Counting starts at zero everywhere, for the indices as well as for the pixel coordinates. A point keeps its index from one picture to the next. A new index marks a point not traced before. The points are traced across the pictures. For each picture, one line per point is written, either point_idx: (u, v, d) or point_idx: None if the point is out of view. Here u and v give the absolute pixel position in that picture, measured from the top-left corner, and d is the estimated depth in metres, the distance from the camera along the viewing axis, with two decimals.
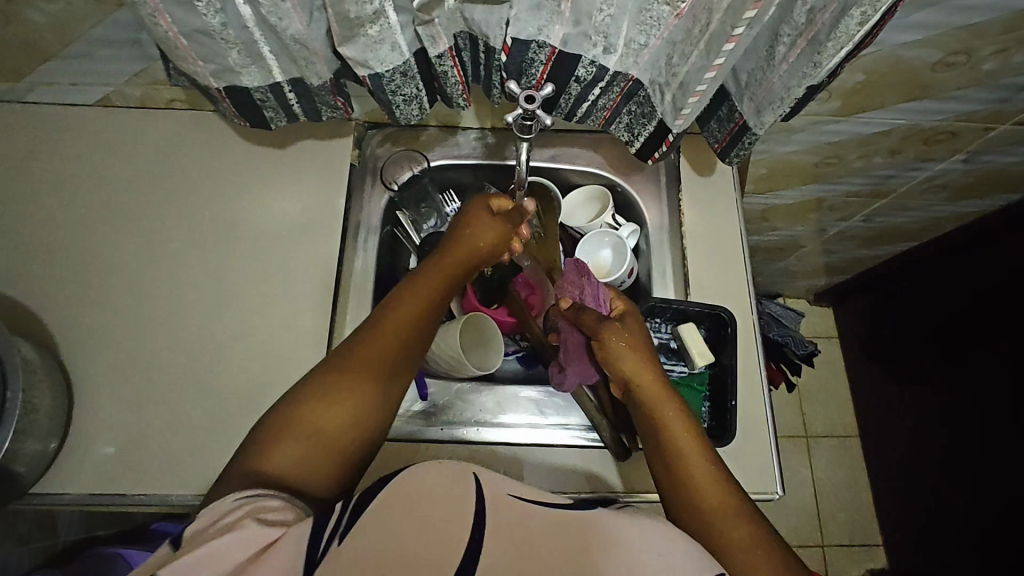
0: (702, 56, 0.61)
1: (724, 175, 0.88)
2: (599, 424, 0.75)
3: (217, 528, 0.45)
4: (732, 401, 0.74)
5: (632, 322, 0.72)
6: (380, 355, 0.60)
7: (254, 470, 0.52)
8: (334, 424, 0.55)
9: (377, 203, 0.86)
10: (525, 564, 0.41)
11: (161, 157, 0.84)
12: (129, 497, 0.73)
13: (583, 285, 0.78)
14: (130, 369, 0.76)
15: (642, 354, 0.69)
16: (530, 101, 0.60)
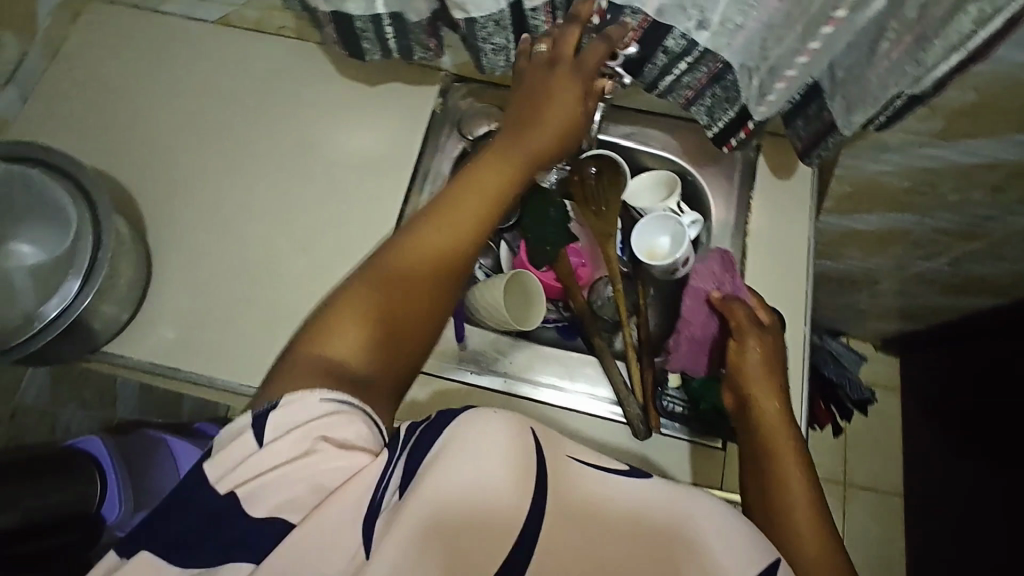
0: (797, 40, 0.62)
1: (802, 180, 0.85)
2: (625, 399, 0.76)
3: (291, 440, 0.49)
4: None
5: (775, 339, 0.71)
6: (437, 253, 0.60)
7: (316, 362, 0.55)
8: (386, 311, 0.57)
9: (451, 150, 0.89)
10: (592, 520, 0.46)
11: (263, 78, 0.91)
12: (182, 373, 0.80)
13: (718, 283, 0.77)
14: (206, 263, 0.83)
15: (776, 372, 0.68)
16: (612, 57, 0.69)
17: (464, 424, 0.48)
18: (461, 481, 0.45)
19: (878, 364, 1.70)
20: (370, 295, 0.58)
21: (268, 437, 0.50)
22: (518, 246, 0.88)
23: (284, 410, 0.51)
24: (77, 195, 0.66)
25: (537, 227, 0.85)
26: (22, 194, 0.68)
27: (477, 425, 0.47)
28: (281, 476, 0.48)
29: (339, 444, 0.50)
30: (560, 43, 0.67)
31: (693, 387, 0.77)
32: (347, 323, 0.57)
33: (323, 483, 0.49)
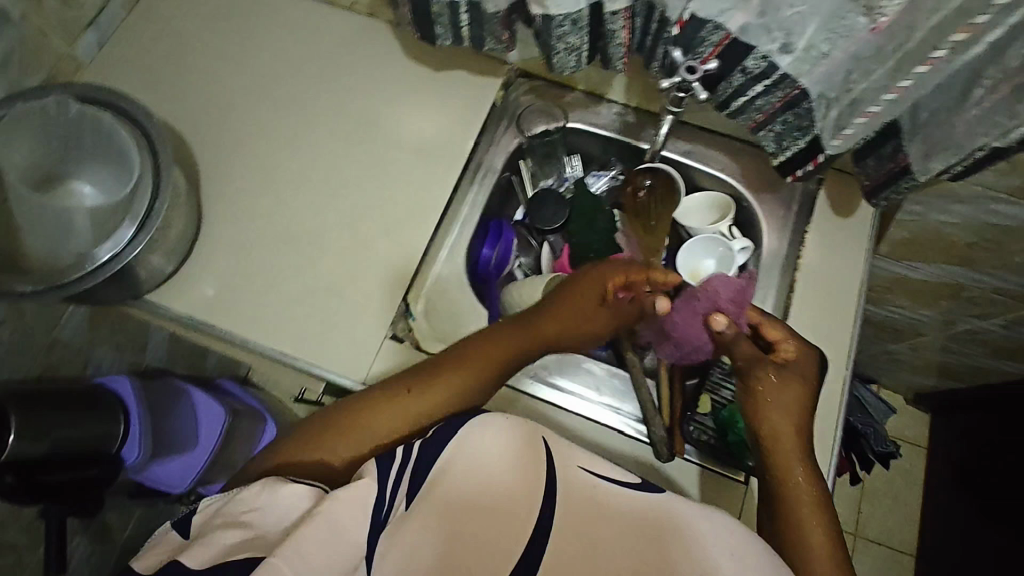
0: (886, 74, 0.61)
1: (862, 220, 0.83)
2: (651, 419, 0.73)
3: (225, 517, 0.54)
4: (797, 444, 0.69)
5: (801, 373, 0.66)
6: (427, 406, 0.66)
7: (279, 462, 0.63)
8: (356, 442, 0.64)
9: (506, 144, 0.88)
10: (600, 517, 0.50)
11: (331, 51, 0.91)
12: (216, 330, 0.81)
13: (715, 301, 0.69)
14: (253, 227, 0.84)
15: (796, 408, 0.66)
16: (691, 72, 0.65)
17: (465, 430, 0.54)
18: (473, 477, 0.51)
19: (907, 418, 1.64)
20: (349, 416, 0.65)
21: (207, 528, 0.55)
22: (560, 249, 0.87)
23: (215, 507, 0.56)
24: (143, 143, 0.68)
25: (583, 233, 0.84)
26: (92, 135, 0.69)
27: (485, 435, 0.53)
28: (234, 540, 0.52)
29: (271, 483, 0.55)
30: (605, 277, 0.70)
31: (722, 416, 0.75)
32: (332, 441, 0.63)
33: (282, 521, 0.53)
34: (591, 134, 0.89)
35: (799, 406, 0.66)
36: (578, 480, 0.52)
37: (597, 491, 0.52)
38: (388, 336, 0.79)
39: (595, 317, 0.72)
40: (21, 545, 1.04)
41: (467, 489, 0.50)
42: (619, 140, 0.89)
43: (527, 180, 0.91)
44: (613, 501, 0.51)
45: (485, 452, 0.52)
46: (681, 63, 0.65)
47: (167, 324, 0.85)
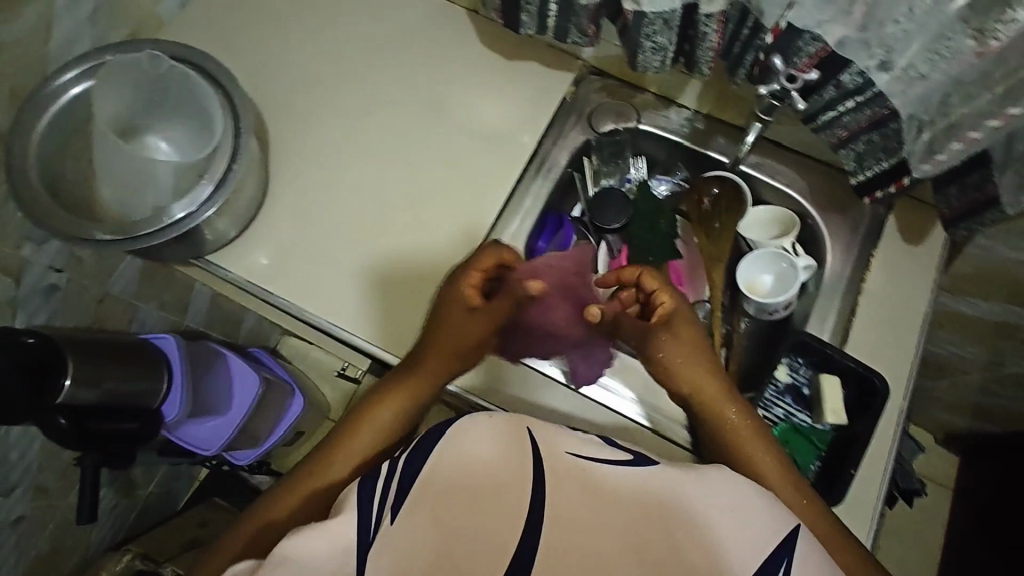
0: (993, 101, 0.58)
1: (931, 250, 0.81)
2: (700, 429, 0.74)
3: None
4: (851, 470, 0.68)
5: (684, 323, 0.68)
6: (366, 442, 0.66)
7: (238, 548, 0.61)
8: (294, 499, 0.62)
9: (572, 141, 0.88)
10: (602, 500, 0.48)
11: (406, 31, 0.91)
12: (272, 297, 0.82)
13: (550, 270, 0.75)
14: (316, 199, 0.85)
15: (698, 356, 0.69)
16: (791, 81, 0.65)
17: (454, 431, 0.51)
18: (463, 471, 0.49)
19: (936, 458, 1.61)
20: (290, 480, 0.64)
21: None
22: (617, 250, 0.86)
23: None
24: (225, 103, 0.69)
25: (643, 236, 0.84)
26: (178, 94, 0.71)
27: (465, 428, 0.51)
28: None
29: None
30: (459, 286, 0.71)
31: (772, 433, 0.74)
32: (289, 498, 0.63)
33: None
34: (659, 139, 0.89)
35: (698, 351, 0.69)
36: (571, 464, 0.50)
37: (586, 469, 0.50)
38: None
39: (471, 325, 0.70)
40: (53, 490, 1.05)
41: (455, 478, 0.49)
42: (687, 146, 0.88)
43: (589, 176, 0.90)
44: (604, 476, 0.50)
45: (472, 450, 0.50)
46: (781, 71, 0.65)
47: (222, 285, 0.86)
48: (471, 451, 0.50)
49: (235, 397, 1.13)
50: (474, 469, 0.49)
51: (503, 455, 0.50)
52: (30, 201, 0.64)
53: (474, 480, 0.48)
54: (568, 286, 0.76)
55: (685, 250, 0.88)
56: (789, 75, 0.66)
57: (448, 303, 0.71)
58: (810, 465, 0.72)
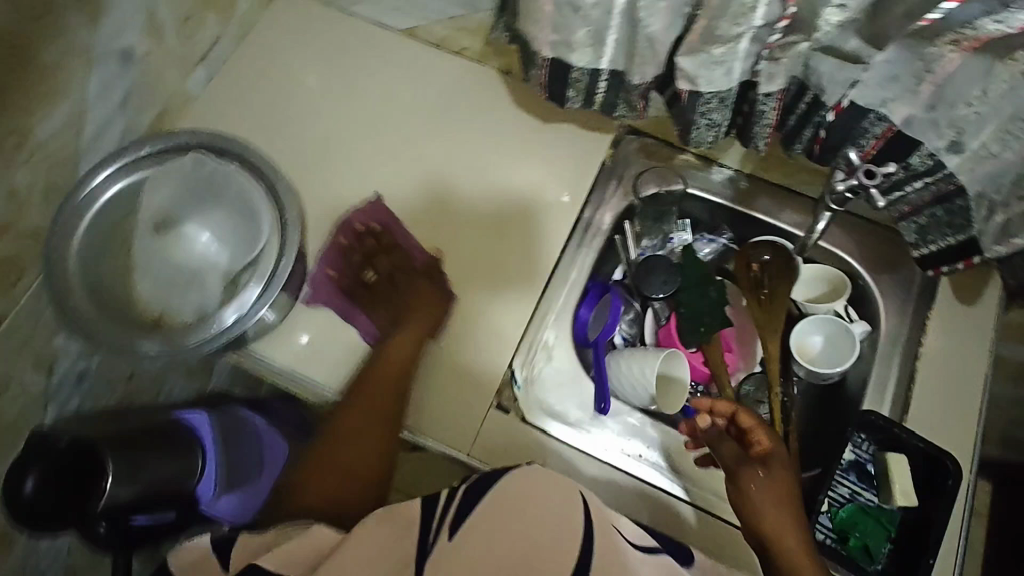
0: None
1: (986, 310, 0.79)
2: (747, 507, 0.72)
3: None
4: (930, 559, 0.65)
5: (779, 467, 0.67)
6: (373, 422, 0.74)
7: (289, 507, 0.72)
8: (335, 487, 0.72)
9: (613, 205, 0.86)
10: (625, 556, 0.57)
11: (437, 96, 0.90)
12: (316, 387, 0.78)
13: (353, 228, 0.82)
14: (353, 275, 0.82)
15: (787, 508, 0.65)
16: (869, 174, 0.60)
17: (515, 476, 0.60)
18: (517, 502, 0.58)
19: None
20: (333, 460, 0.74)
21: None
22: (665, 317, 0.85)
23: None
24: (270, 200, 0.68)
25: (693, 302, 0.81)
26: (220, 188, 0.70)
27: (533, 472, 0.61)
28: None
29: None
30: (346, 248, 0.82)
31: (840, 517, 0.70)
32: (328, 473, 0.74)
33: None
34: (701, 201, 0.87)
35: (791, 503, 0.65)
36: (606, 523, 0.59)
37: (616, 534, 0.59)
38: (492, 407, 0.76)
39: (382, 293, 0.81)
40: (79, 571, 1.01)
41: (510, 506, 0.58)
42: (731, 208, 0.86)
43: (631, 239, 0.86)
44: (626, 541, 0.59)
45: (529, 489, 0.59)
46: (858, 163, 0.60)
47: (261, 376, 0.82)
48: (529, 491, 0.59)
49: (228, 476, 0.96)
50: (526, 504, 0.58)
51: (555, 500, 0.59)
52: (72, 314, 0.62)
53: (529, 510, 0.57)
54: (387, 223, 0.83)
55: (736, 315, 0.84)
56: (866, 168, 0.60)
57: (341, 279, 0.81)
58: (881, 549, 0.69)
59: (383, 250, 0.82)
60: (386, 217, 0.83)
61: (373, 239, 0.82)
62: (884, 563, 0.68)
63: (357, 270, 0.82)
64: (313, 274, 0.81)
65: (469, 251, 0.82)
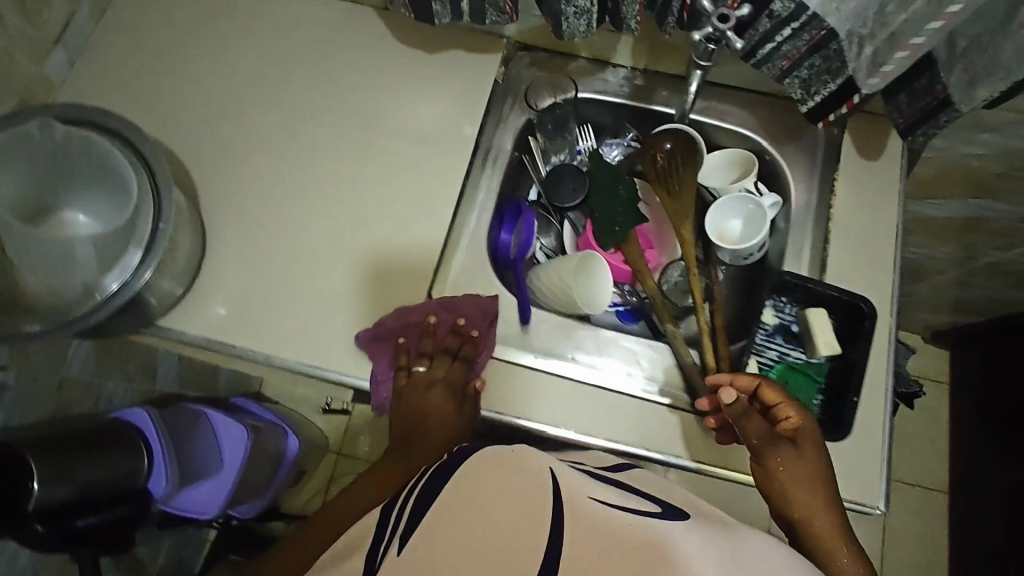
0: (931, 3, 0.57)
1: (891, 161, 0.80)
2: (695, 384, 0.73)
3: None
4: (853, 395, 0.68)
5: (808, 440, 0.65)
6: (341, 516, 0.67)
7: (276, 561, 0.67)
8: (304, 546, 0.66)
9: (514, 124, 0.85)
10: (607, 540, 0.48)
11: (317, 42, 0.86)
12: (239, 348, 0.75)
13: (397, 338, 0.76)
14: (256, 238, 0.79)
15: (818, 479, 0.65)
16: (723, 20, 0.62)
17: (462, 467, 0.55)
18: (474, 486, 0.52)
19: (927, 357, 1.63)
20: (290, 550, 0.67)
21: None
22: (582, 226, 0.85)
23: None
24: (137, 165, 0.64)
25: (604, 205, 0.81)
26: (78, 157, 0.64)
27: (486, 459, 0.55)
28: None
29: None
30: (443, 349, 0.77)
31: (768, 375, 0.73)
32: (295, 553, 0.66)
33: None
34: (599, 104, 0.86)
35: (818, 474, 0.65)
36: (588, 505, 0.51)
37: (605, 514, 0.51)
38: None
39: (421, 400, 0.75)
40: None
41: (474, 493, 0.51)
42: (631, 106, 0.85)
43: (539, 156, 0.88)
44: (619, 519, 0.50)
45: (483, 473, 0.53)
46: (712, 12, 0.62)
47: (184, 351, 0.79)
48: (483, 477, 0.53)
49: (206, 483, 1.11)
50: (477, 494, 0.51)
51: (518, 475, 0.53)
52: None
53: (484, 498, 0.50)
54: (483, 340, 0.76)
55: (651, 211, 0.87)
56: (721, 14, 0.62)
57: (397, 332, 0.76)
58: (813, 400, 0.71)
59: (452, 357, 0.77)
60: (482, 325, 0.77)
61: (450, 349, 0.77)
62: (818, 411, 0.70)
63: (410, 373, 0.77)
64: (382, 342, 0.76)
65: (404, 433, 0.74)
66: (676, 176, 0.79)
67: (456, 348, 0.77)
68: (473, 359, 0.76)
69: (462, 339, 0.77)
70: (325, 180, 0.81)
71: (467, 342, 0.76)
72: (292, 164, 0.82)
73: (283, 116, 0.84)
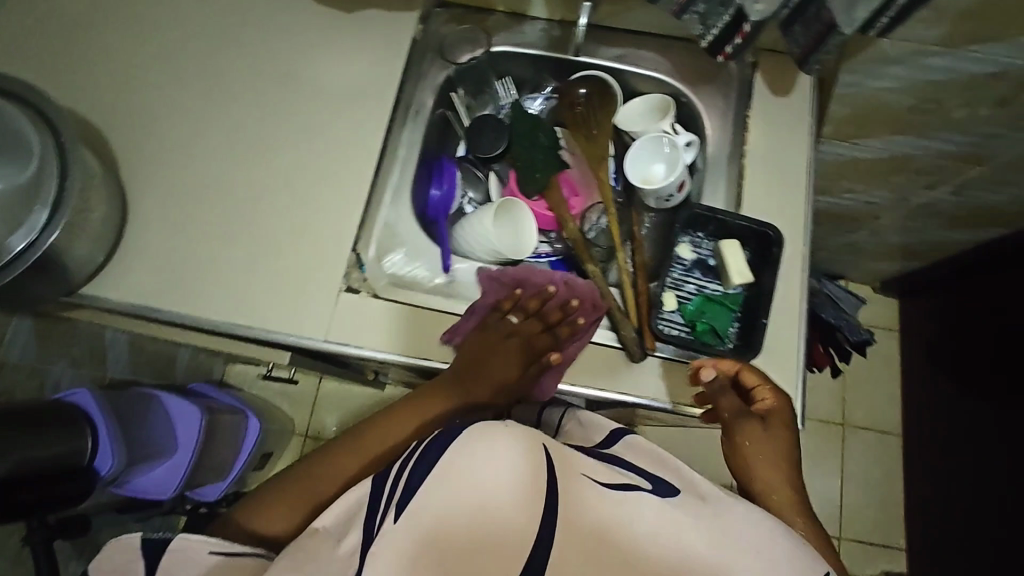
0: None
1: (801, 97, 0.82)
2: (621, 324, 0.74)
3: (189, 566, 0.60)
4: (762, 318, 0.71)
5: (778, 422, 0.70)
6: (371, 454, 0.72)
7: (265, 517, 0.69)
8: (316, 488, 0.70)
9: (434, 79, 0.86)
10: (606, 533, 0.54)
11: (233, 9, 0.86)
12: (162, 312, 0.75)
13: (513, 288, 0.75)
14: (176, 203, 0.78)
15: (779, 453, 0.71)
16: None
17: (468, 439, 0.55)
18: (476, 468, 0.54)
19: (878, 306, 1.67)
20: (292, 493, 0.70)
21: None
22: (507, 177, 0.87)
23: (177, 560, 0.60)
24: (40, 126, 0.64)
25: (524, 155, 0.84)
26: None
27: (488, 436, 0.56)
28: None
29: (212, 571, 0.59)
30: (550, 307, 0.75)
31: (687, 309, 0.75)
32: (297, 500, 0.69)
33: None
34: (518, 57, 0.87)
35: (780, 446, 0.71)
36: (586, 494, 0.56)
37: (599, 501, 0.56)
38: (343, 290, 0.75)
39: (499, 344, 0.73)
40: None
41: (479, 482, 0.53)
42: (548, 56, 0.86)
43: (463, 111, 0.90)
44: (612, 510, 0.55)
45: (489, 458, 0.55)
46: None
47: (112, 320, 0.79)
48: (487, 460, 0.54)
49: (146, 474, 1.12)
50: (481, 481, 0.53)
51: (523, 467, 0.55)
52: None
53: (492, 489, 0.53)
54: (592, 315, 0.74)
55: (572, 160, 0.88)
56: None
57: (517, 275, 0.75)
58: (729, 328, 0.74)
59: (554, 321, 0.74)
60: (595, 308, 0.74)
61: (549, 321, 0.75)
62: (733, 339, 0.73)
63: (495, 318, 0.75)
64: (500, 280, 0.76)
65: (450, 381, 0.73)
66: (591, 121, 0.86)
67: (564, 313, 0.74)
68: (574, 330, 0.73)
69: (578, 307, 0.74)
70: (245, 142, 0.81)
71: (581, 314, 0.74)
72: (212, 130, 0.81)
73: (201, 83, 0.83)
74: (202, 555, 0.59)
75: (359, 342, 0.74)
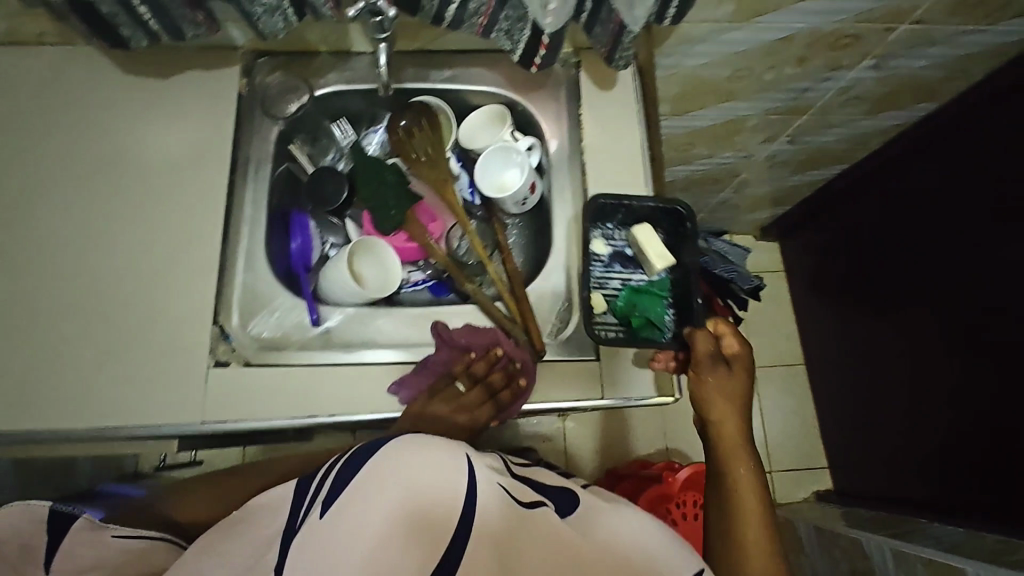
0: None
1: (625, 88, 0.86)
2: (510, 328, 0.79)
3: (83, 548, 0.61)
4: (696, 298, 0.74)
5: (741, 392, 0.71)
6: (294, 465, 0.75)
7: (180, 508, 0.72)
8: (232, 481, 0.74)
9: (266, 134, 0.84)
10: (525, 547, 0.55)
11: (36, 95, 0.81)
12: (14, 433, 0.69)
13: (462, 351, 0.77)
14: (10, 312, 0.73)
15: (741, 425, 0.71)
16: None
17: (402, 444, 0.57)
18: (403, 472, 0.55)
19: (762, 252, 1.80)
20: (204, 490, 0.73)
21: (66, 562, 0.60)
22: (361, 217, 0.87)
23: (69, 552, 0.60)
24: None
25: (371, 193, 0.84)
26: None
27: (419, 441, 0.58)
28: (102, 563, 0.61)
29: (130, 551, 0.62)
30: (493, 370, 0.76)
31: (618, 305, 0.76)
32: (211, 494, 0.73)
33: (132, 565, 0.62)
34: (350, 93, 0.87)
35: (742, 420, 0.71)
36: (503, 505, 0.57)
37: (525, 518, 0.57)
38: (212, 365, 0.73)
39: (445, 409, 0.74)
40: None
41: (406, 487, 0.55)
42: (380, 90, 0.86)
43: (306, 161, 0.88)
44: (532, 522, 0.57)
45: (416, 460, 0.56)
46: None
47: None
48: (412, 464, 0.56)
49: None
50: (406, 482, 0.55)
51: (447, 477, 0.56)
52: None
53: (418, 493, 0.55)
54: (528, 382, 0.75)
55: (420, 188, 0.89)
56: None
57: (467, 336, 0.77)
58: (665, 315, 0.75)
59: (495, 387, 0.76)
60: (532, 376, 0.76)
61: (493, 388, 0.76)
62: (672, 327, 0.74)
63: (443, 386, 0.75)
64: (448, 343, 0.76)
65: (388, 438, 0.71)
66: (427, 146, 0.86)
67: (505, 378, 0.76)
68: (513, 397, 0.75)
69: (519, 373, 0.75)
70: (75, 234, 0.76)
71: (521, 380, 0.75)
72: (36, 228, 0.76)
73: (14, 181, 0.78)
74: (105, 538, 0.62)
75: (239, 416, 0.71)
